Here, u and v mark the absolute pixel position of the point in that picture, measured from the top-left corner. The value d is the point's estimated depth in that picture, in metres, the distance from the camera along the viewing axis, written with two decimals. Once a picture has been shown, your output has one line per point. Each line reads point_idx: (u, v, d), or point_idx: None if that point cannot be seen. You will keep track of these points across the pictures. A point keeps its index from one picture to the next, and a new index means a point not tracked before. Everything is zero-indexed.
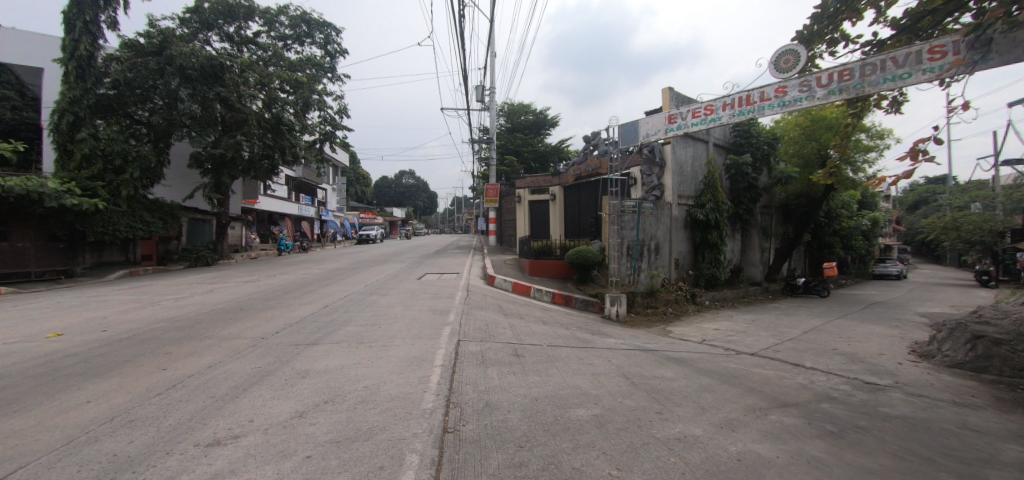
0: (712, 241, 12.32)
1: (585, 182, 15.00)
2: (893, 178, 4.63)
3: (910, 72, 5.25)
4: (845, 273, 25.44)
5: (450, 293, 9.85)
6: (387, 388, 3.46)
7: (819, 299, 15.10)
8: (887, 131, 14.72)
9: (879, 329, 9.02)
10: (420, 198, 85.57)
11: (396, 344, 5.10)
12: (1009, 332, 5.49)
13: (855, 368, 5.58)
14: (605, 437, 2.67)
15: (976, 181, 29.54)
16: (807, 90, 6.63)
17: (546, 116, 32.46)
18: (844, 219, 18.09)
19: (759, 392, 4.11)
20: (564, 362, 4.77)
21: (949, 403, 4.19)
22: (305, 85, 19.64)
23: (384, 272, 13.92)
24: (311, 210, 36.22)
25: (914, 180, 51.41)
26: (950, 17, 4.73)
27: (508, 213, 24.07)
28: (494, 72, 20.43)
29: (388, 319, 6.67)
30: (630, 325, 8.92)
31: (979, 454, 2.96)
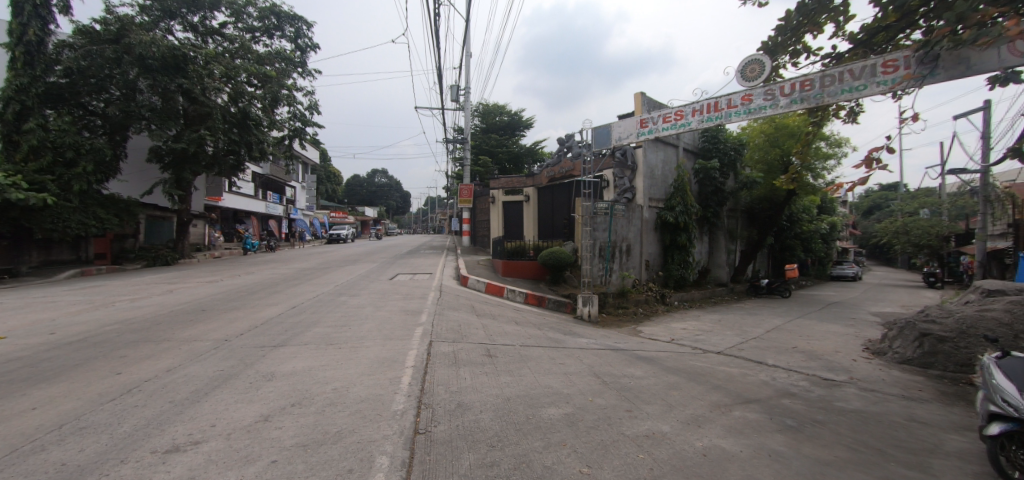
0: (681, 243, 12.67)
1: (558, 183, 15.14)
2: (851, 185, 4.85)
3: (865, 84, 5.58)
4: (806, 274, 26.58)
5: (423, 293, 9.76)
6: (356, 390, 3.38)
7: (781, 299, 15.79)
8: (844, 140, 15.47)
9: (836, 328, 9.48)
10: (393, 197, 84.41)
11: (366, 345, 5.00)
12: (952, 329, 5.85)
13: (813, 365, 5.85)
14: (576, 435, 2.70)
15: (924, 188, 31.45)
16: (771, 98, 6.65)
17: (521, 117, 32.51)
18: (804, 223, 18.92)
19: (724, 389, 4.24)
20: (535, 362, 4.79)
21: (898, 397, 4.44)
22: (274, 79, 18.94)
23: (355, 272, 13.65)
24: (279, 208, 35.13)
25: (869, 187, 54.19)
26: (902, 34, 5.01)
27: (482, 213, 24.03)
28: (469, 72, 20.30)
29: (357, 320, 6.54)
30: (602, 325, 9.05)
31: (924, 444, 3.15)
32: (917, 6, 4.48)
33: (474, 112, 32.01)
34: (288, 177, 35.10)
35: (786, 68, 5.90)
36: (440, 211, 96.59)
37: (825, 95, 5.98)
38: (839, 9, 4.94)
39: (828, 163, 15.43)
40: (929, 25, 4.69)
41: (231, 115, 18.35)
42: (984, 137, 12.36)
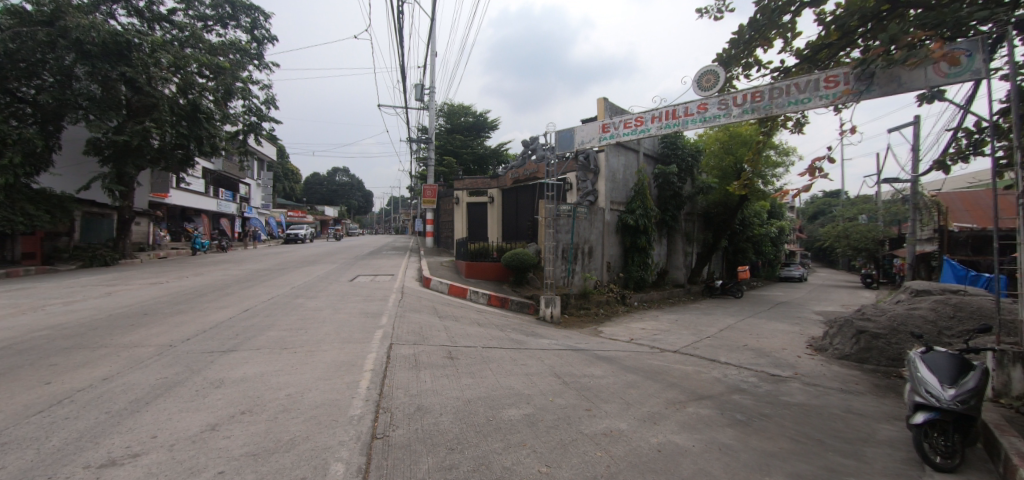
0: (641, 245, 13.05)
1: (523, 185, 15.24)
2: (797, 192, 5.14)
3: (810, 97, 5.93)
4: (757, 275, 27.98)
5: (383, 295, 9.54)
6: (312, 395, 3.27)
7: (733, 299, 16.55)
8: (791, 149, 16.39)
9: (784, 326, 10.04)
10: (355, 197, 82.35)
11: (324, 349, 4.85)
12: (885, 326, 6.32)
13: (762, 361, 6.15)
14: (536, 435, 2.72)
15: (860, 195, 33.89)
16: (724, 108, 6.96)
17: (485, 119, 32.51)
18: (755, 227, 19.89)
19: (679, 387, 4.39)
20: (497, 363, 4.80)
21: (837, 390, 4.75)
22: (228, 71, 18.17)
23: (313, 274, 13.19)
24: (232, 207, 33.51)
25: (813, 194, 57.64)
26: (842, 52, 5.38)
27: (446, 214, 23.81)
28: (434, 71, 20.11)
29: (314, 323, 6.31)
30: (564, 326, 9.17)
31: (859, 433, 3.38)
32: (856, 27, 4.83)
33: (439, 112, 31.77)
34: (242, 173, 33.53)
35: (739, 79, 6.17)
36: (405, 211, 95.00)
37: (773, 106, 6.29)
38: (787, 26, 5.23)
39: (777, 171, 16.30)
40: (866, 45, 5.05)
41: (180, 107, 17.23)
42: (913, 149, 13.43)
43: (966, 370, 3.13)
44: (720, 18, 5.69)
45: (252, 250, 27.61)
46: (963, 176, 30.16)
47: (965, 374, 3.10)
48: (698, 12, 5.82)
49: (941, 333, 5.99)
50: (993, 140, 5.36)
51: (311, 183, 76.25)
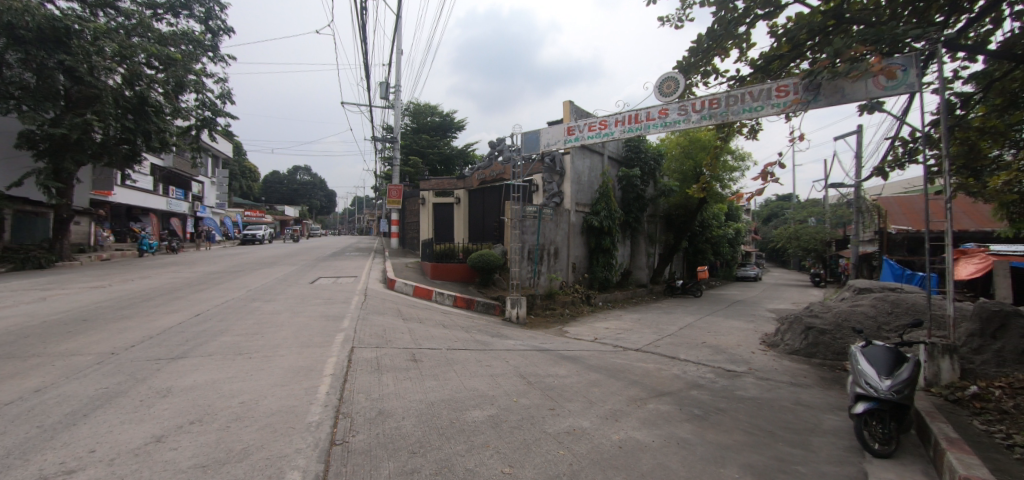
0: (605, 246, 13.35)
1: (489, 186, 15.27)
2: (752, 196, 5.41)
3: (763, 105, 6.20)
4: (715, 275, 29.10)
5: (345, 297, 9.31)
6: (267, 403, 3.15)
7: (693, 298, 17.14)
8: (746, 154, 17.18)
9: (739, 323, 10.49)
10: (318, 197, 79.99)
11: (281, 354, 4.68)
12: (830, 322, 6.74)
13: (718, 358, 6.40)
14: (500, 436, 2.72)
15: (809, 199, 35.89)
16: (683, 114, 7.08)
17: (452, 119, 32.38)
18: (713, 229, 20.70)
19: (640, 384, 4.50)
20: (462, 365, 4.78)
21: (787, 384, 5.01)
22: (179, 63, 17.18)
23: (272, 276, 12.71)
24: (184, 206, 31.84)
25: (766, 199, 60.69)
26: (792, 63, 5.69)
27: (412, 215, 23.49)
28: (400, 70, 19.83)
29: (272, 327, 6.09)
30: (530, 326, 9.23)
31: (807, 424, 3.57)
32: (805, 40, 5.13)
33: (404, 112, 31.40)
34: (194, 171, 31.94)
35: (698, 86, 6.39)
36: (372, 211, 93.02)
37: (730, 113, 6.51)
38: (742, 36, 5.50)
39: (733, 175, 17.05)
40: (813, 57, 5.37)
41: (125, 99, 16.21)
42: (857, 157, 14.35)
43: (901, 362, 3.38)
44: (681, 27, 5.90)
45: (206, 251, 26.29)
46: (899, 182, 32.49)
47: (901, 366, 3.34)
48: (660, 20, 5.98)
49: (881, 327, 6.45)
50: (925, 149, 5.81)
51: (272, 182, 73.40)
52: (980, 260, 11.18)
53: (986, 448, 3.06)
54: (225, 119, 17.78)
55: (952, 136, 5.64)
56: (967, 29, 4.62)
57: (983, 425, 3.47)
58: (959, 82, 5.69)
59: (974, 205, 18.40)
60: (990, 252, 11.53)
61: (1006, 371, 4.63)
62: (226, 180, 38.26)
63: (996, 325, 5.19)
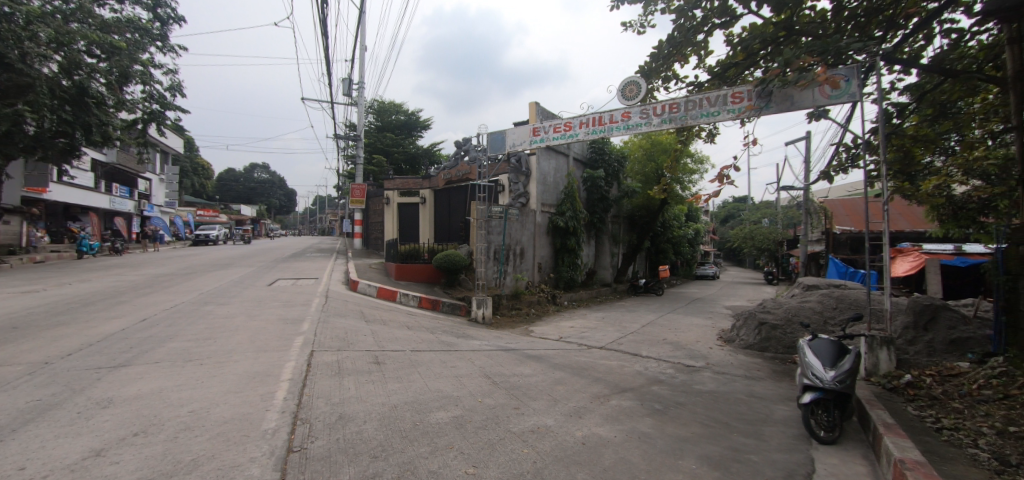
0: (570, 246, 13.57)
1: (455, 186, 15.18)
2: (708, 199, 5.58)
3: (719, 111, 6.45)
4: (676, 274, 30.05)
5: (306, 300, 9.01)
6: (219, 411, 3.00)
7: (654, 296, 17.62)
8: (705, 158, 17.85)
9: (697, 320, 10.88)
10: (277, 195, 77.07)
11: (235, 359, 4.48)
12: (781, 318, 7.14)
13: (678, 354, 6.62)
14: (464, 437, 2.71)
15: (762, 202, 37.75)
16: (646, 117, 7.26)
17: (417, 118, 31.97)
18: (674, 229, 21.38)
19: (603, 381, 4.60)
20: (426, 366, 4.73)
21: (742, 377, 5.24)
22: (124, 52, 16.05)
23: (226, 278, 12.13)
24: (128, 205, 29.92)
25: (724, 200, 63.32)
26: (746, 71, 6.00)
27: (376, 215, 22.98)
28: (363, 66, 19.37)
29: (226, 331, 5.82)
30: (495, 326, 9.24)
31: (760, 415, 3.75)
32: (759, 49, 5.42)
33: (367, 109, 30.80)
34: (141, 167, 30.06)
35: (658, 91, 6.60)
36: (335, 211, 90.44)
37: (689, 117, 6.75)
38: (701, 44, 5.74)
39: (693, 177, 17.69)
40: (765, 66, 5.68)
41: (62, 89, 15.02)
42: (805, 161, 15.21)
43: (843, 354, 3.61)
44: (643, 33, 6.08)
45: (154, 253, 24.80)
46: (843, 186, 34.66)
47: (843, 358, 3.57)
48: (623, 25, 6.14)
49: (826, 322, 6.89)
50: (865, 154, 6.21)
51: (228, 179, 70.05)
52: (914, 258, 12.27)
53: (917, 432, 3.30)
54: (176, 114, 16.83)
55: (889, 143, 5.97)
56: (902, 43, 4.99)
57: (915, 410, 3.76)
58: (895, 93, 6.11)
59: (908, 207, 19.85)
60: (922, 251, 12.47)
61: (936, 360, 5.03)
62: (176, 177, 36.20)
63: (927, 317, 5.64)
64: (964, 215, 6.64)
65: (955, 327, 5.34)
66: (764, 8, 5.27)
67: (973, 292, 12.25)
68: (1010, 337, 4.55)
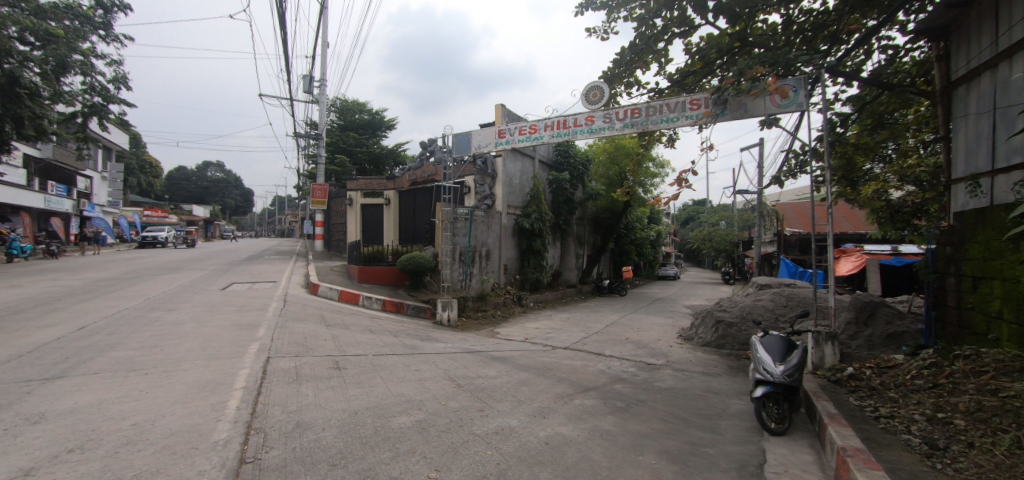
0: (536, 248, 13.70)
1: (420, 187, 15.01)
2: (669, 201, 5.85)
3: (678, 117, 6.64)
4: (640, 275, 30.81)
5: (262, 304, 8.65)
6: (166, 422, 2.85)
7: (618, 296, 17.98)
8: (665, 162, 18.41)
9: (658, 320, 11.20)
10: (234, 195, 73.67)
11: (184, 368, 4.25)
12: (737, 316, 7.48)
13: (640, 353, 6.81)
14: (426, 441, 2.69)
15: (720, 204, 39.38)
16: (609, 121, 7.39)
17: (382, 117, 31.37)
18: (637, 231, 21.93)
19: (567, 381, 4.67)
20: (389, 370, 4.66)
21: (699, 373, 5.45)
22: (62, 40, 14.74)
23: (175, 282, 11.46)
24: (66, 204, 27.79)
25: (684, 203, 65.58)
26: (704, 78, 6.28)
27: (338, 216, 22.34)
28: (325, 63, 18.80)
29: (174, 339, 5.52)
30: (460, 329, 9.19)
31: (717, 409, 3.92)
32: (715, 59, 5.70)
33: (329, 107, 29.98)
34: (80, 164, 28.02)
35: (620, 96, 6.77)
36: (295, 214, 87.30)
37: (649, 123, 6.88)
38: (661, 52, 5.94)
39: (654, 181, 18.21)
40: (721, 75, 5.98)
41: None
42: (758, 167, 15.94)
43: (791, 349, 3.82)
44: (607, 39, 6.20)
45: (94, 256, 23.09)
46: (793, 190, 36.70)
47: (791, 353, 3.78)
48: (587, 31, 6.26)
49: (777, 319, 7.28)
50: (812, 161, 6.57)
51: (178, 179, 66.30)
52: (856, 258, 13.07)
53: (858, 421, 3.53)
54: (120, 108, 15.78)
55: (834, 151, 6.32)
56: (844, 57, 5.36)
57: (856, 401, 4.02)
58: (839, 104, 6.53)
59: (852, 210, 21.17)
60: (863, 251, 13.34)
61: (875, 353, 5.40)
62: (121, 175, 33.97)
63: (867, 313, 6.05)
64: (900, 218, 7.15)
65: (892, 323, 5.78)
66: (719, 19, 5.54)
67: (907, 289, 13.22)
68: (938, 331, 4.94)
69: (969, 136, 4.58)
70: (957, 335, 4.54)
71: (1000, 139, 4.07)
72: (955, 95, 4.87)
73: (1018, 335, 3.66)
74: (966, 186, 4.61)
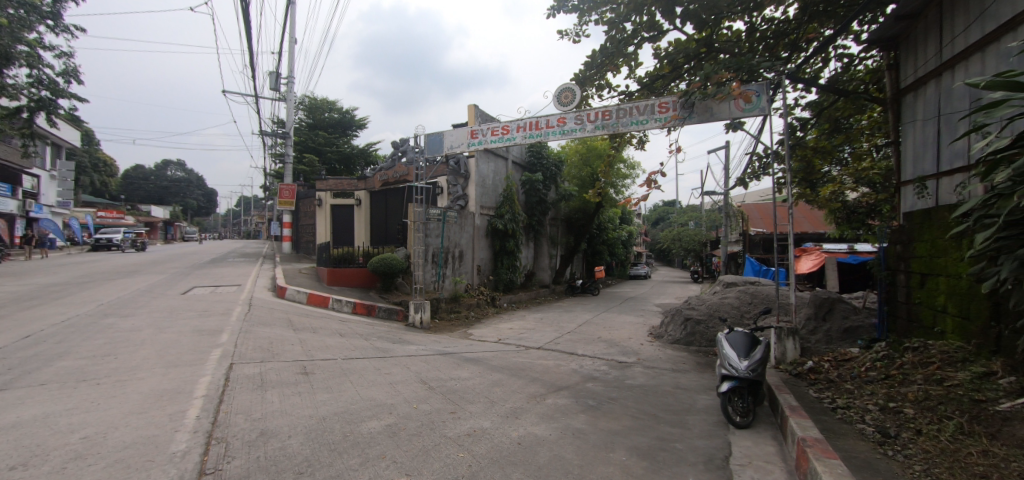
0: (509, 248, 13.74)
1: (392, 188, 14.81)
2: (639, 202, 5.91)
3: (647, 120, 6.75)
4: (612, 275, 31.32)
5: (226, 309, 8.34)
6: (119, 435, 2.71)
7: (591, 296, 18.22)
8: (636, 164, 18.77)
9: (629, 318, 11.41)
10: (196, 194, 70.74)
11: (140, 377, 4.05)
12: (704, 314, 7.70)
13: (612, 351, 6.92)
14: (397, 445, 2.65)
15: (689, 206, 40.56)
16: (580, 123, 7.43)
17: (353, 117, 30.74)
18: (609, 231, 22.28)
19: (540, 381, 4.70)
20: (359, 374, 4.58)
21: (669, 370, 5.59)
22: (5, 30, 13.72)
23: (131, 287, 10.90)
24: (10, 205, 26.02)
25: (655, 205, 67.14)
26: (671, 82, 6.49)
27: (308, 217, 21.76)
28: (292, 60, 18.25)
29: (130, 346, 5.26)
30: (433, 331, 9.10)
31: (686, 405, 4.04)
32: (683, 64, 5.91)
33: (297, 105, 29.14)
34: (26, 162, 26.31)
35: (592, 98, 6.87)
36: (262, 214, 84.49)
37: (620, 125, 6.96)
38: (631, 55, 6.06)
39: (626, 182, 18.53)
40: (688, 79, 6.16)
41: None
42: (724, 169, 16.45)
43: (755, 345, 3.97)
44: (578, 42, 6.29)
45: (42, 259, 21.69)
46: (757, 192, 38.16)
47: (755, 349, 3.93)
48: (559, 33, 6.32)
49: (743, 316, 7.53)
50: (774, 164, 6.84)
51: (136, 179, 63.09)
52: (816, 257, 13.67)
53: (817, 412, 3.70)
54: (71, 103, 14.92)
55: (794, 154, 6.60)
56: (803, 65, 5.62)
57: (815, 393, 4.22)
58: (798, 109, 6.83)
59: (812, 211, 22.17)
60: (822, 250, 13.97)
61: (833, 347, 5.68)
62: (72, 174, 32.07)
63: (825, 308, 6.36)
64: (855, 218, 7.55)
65: (848, 317, 6.10)
66: (687, 25, 5.70)
67: (862, 286, 13.91)
68: (890, 325, 5.22)
69: (917, 141, 4.86)
70: (907, 328, 4.82)
71: (944, 144, 4.35)
72: (905, 102, 5.16)
73: (960, 327, 3.92)
74: (914, 188, 4.90)
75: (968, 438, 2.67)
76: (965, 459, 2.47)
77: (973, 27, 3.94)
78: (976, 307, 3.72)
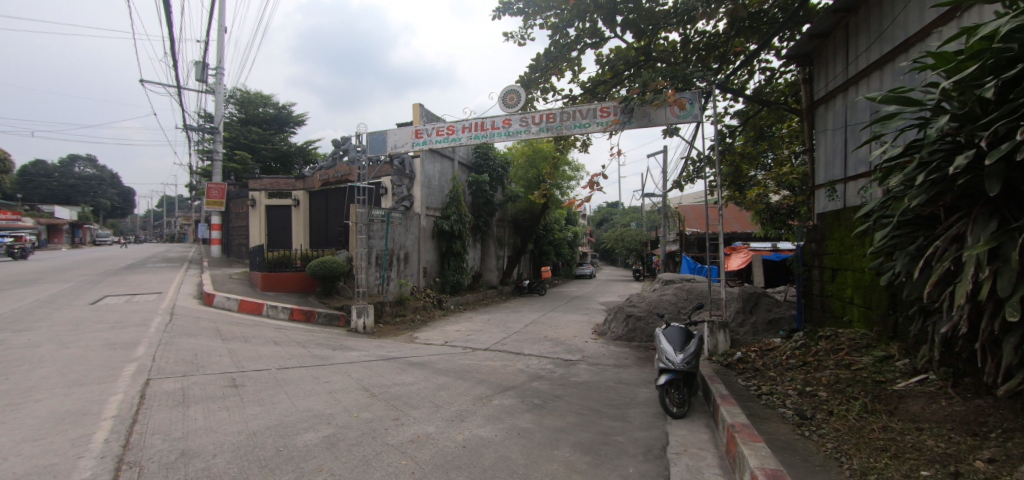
0: (456, 249, 13.67)
1: (334, 188, 14.22)
2: (582, 203, 6.04)
3: (590, 123, 6.96)
4: (559, 275, 31.98)
5: (143, 319, 7.62)
6: (7, 466, 2.40)
7: (538, 296, 18.53)
8: (580, 166, 19.33)
9: (572, 317, 11.73)
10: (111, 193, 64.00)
11: (36, 400, 3.61)
12: (644, 311, 8.05)
13: (557, 350, 7.07)
14: (335, 457, 2.57)
15: (631, 208, 42.50)
16: (525, 125, 7.51)
17: (290, 113, 29.21)
18: (555, 232, 22.81)
19: (487, 382, 4.72)
20: (295, 384, 4.37)
21: (611, 366, 5.81)
22: None
23: (26, 298, 9.64)
24: None
25: (599, 206, 69.53)
26: (613, 88, 6.76)
27: (240, 218, 20.36)
28: (221, 50, 17.01)
29: (24, 365, 4.67)
30: (377, 335, 8.86)
31: (626, 399, 4.23)
32: (623, 70, 6.22)
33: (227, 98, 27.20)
34: None
35: (536, 101, 7.00)
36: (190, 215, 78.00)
37: (564, 128, 7.10)
38: (574, 60, 6.24)
39: (571, 184, 19.07)
40: (628, 85, 6.44)
41: None
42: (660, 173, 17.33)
43: (689, 339, 4.23)
44: (523, 45, 6.37)
45: None
46: (692, 194, 40.70)
47: (689, 342, 4.18)
48: (504, 35, 6.37)
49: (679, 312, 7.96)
50: (705, 168, 7.31)
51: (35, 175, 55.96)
52: (742, 256, 14.76)
53: (745, 399, 4.01)
54: None
55: (724, 158, 7.08)
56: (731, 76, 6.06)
57: (744, 381, 4.57)
58: (727, 117, 7.32)
59: (739, 212, 24.00)
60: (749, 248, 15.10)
61: (758, 337, 6.18)
62: None
63: (751, 303, 6.88)
64: (777, 218, 8.17)
65: (771, 310, 6.64)
66: (627, 33, 5.97)
67: (783, 282, 15.20)
68: (807, 315, 5.75)
69: (828, 149, 5.38)
70: (821, 318, 5.33)
71: (850, 151, 4.84)
72: (818, 113, 5.69)
73: (865, 316, 4.39)
74: (826, 191, 5.41)
75: (871, 416, 3.00)
76: (869, 434, 2.77)
77: (873, 48, 4.43)
78: (876, 298, 4.18)
